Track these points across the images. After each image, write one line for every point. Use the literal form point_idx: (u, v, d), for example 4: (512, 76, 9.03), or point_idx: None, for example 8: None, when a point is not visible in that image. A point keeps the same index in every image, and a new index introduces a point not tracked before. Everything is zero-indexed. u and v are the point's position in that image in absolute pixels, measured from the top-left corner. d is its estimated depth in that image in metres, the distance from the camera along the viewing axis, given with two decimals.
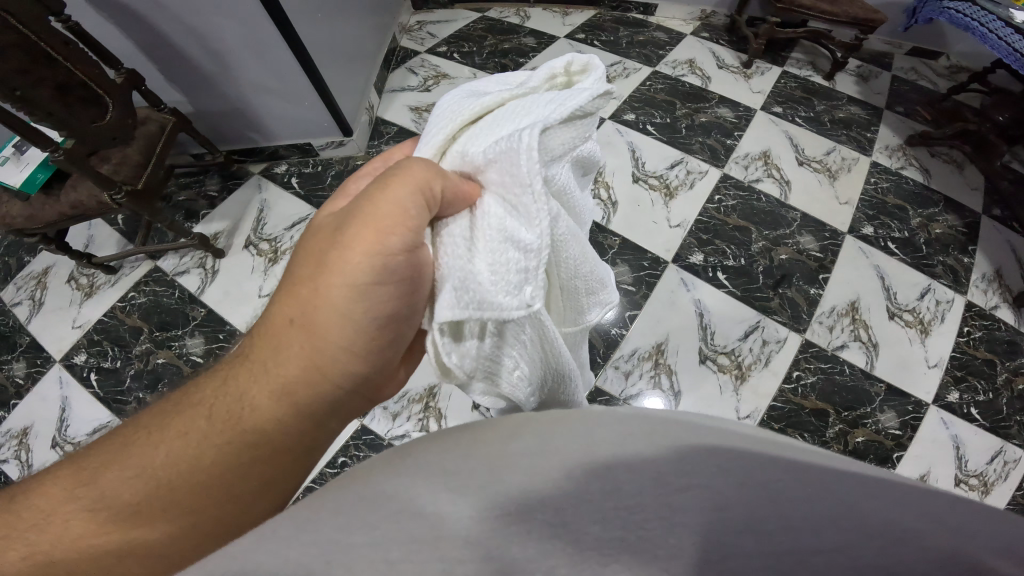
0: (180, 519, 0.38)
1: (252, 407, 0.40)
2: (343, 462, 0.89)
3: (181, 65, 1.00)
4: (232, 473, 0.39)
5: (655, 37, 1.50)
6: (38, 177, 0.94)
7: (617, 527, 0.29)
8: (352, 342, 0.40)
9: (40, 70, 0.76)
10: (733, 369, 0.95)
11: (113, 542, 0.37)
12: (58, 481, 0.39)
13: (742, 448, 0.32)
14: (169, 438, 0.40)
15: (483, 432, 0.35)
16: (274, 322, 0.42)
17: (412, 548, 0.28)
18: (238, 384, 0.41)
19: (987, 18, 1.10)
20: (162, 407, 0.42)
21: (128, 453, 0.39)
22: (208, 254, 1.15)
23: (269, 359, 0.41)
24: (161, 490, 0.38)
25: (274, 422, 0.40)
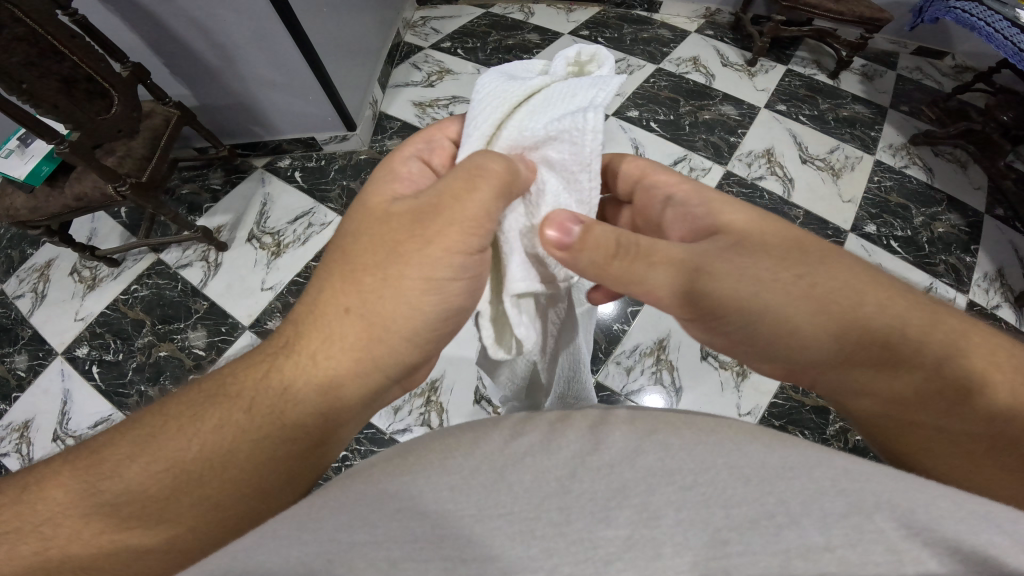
0: (210, 514, 0.38)
1: (296, 399, 0.41)
2: (344, 455, 0.90)
3: (185, 59, 1.00)
4: (270, 467, 0.39)
5: (659, 34, 1.49)
6: (42, 170, 0.93)
7: (624, 525, 0.28)
8: (403, 333, 0.43)
9: (46, 64, 0.77)
10: (734, 365, 0.96)
11: (143, 533, 0.37)
12: (86, 467, 0.39)
13: (745, 450, 0.32)
14: (205, 428, 0.40)
15: (488, 436, 0.35)
16: (327, 313, 0.43)
17: (415, 546, 0.27)
18: (282, 376, 0.42)
19: (993, 18, 1.10)
20: (193, 396, 0.42)
21: (160, 443, 0.39)
22: (212, 247, 1.15)
23: (318, 352, 0.42)
24: (194, 482, 0.38)
25: (317, 416, 0.41)
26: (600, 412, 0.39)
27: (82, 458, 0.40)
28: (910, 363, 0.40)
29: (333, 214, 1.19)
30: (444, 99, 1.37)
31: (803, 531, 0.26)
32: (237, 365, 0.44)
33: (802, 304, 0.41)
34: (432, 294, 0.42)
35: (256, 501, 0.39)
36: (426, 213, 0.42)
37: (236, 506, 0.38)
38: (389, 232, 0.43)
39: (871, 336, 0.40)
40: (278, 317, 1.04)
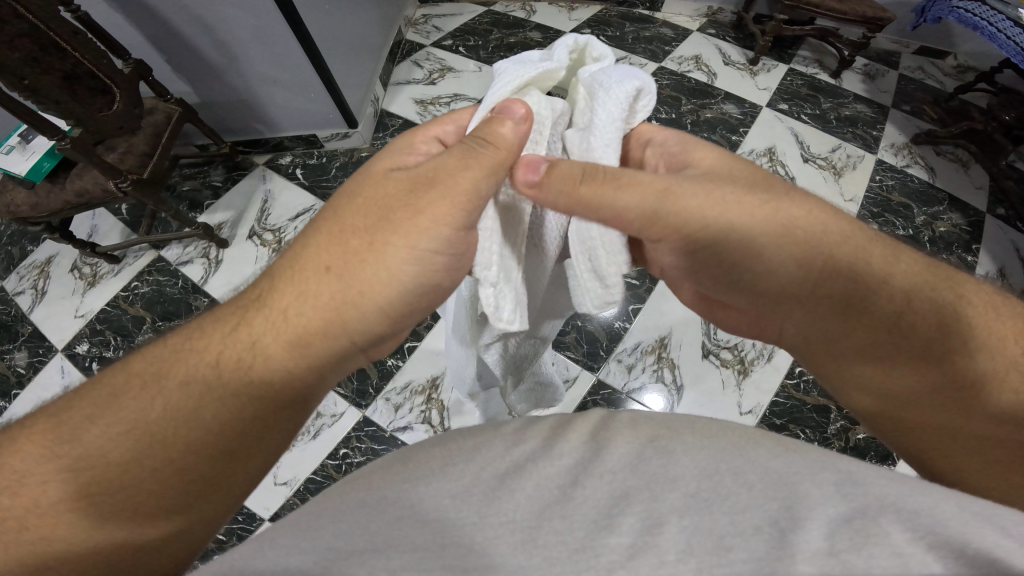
0: (172, 477, 0.37)
1: (264, 358, 0.41)
2: (345, 453, 0.90)
3: (187, 56, 1.00)
4: (237, 426, 0.39)
5: (661, 33, 1.49)
6: (43, 166, 0.93)
7: (627, 533, 0.28)
8: (378, 303, 0.43)
9: (49, 60, 0.76)
10: (735, 363, 0.96)
11: (97, 500, 0.35)
12: (44, 430, 0.37)
13: (749, 452, 0.32)
14: (170, 388, 0.39)
15: (489, 439, 0.35)
16: (300, 276, 0.43)
17: (416, 555, 0.27)
18: (250, 336, 0.41)
19: (996, 17, 1.10)
20: (158, 355, 0.41)
21: (124, 403, 0.38)
22: (212, 244, 1.15)
23: (287, 311, 0.42)
24: (160, 442, 0.37)
25: (286, 375, 0.41)
26: (603, 414, 0.39)
27: (39, 424, 0.38)
28: (879, 297, 0.42)
29: None
30: (446, 97, 1.36)
31: (805, 539, 0.26)
32: (203, 327, 0.43)
33: (773, 224, 0.43)
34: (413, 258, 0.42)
35: (221, 461, 0.38)
36: (418, 183, 0.43)
37: (202, 467, 0.38)
38: (370, 201, 0.44)
39: (838, 266, 0.43)
40: None
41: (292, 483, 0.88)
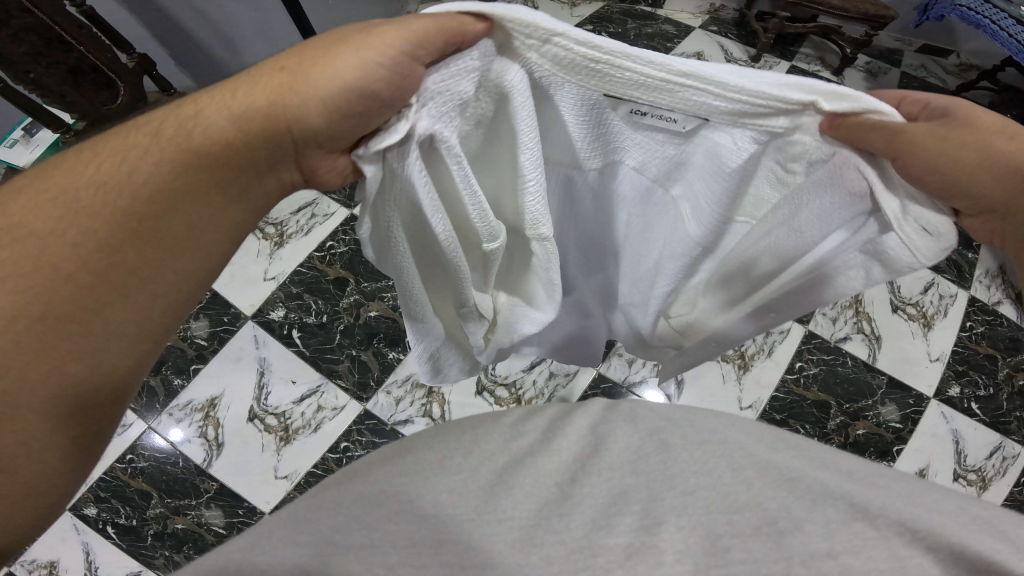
0: (110, 260, 0.36)
1: (145, 181, 0.36)
2: (346, 447, 0.91)
3: (189, 50, 0.99)
4: (101, 263, 0.35)
5: (663, 30, 1.47)
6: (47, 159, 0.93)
7: (625, 532, 0.28)
8: (323, 102, 0.36)
9: (54, 54, 0.77)
10: (736, 358, 0.95)
11: (44, 282, 0.34)
12: (34, 188, 0.37)
13: (748, 446, 0.33)
14: (67, 189, 0.36)
15: (488, 433, 0.36)
16: (214, 95, 0.38)
17: (413, 551, 0.27)
18: (146, 148, 0.37)
19: (999, 16, 1.10)
20: (114, 132, 0.39)
21: (22, 207, 0.36)
22: (269, 238, 1.05)
23: (188, 132, 0.37)
24: (35, 270, 0.34)
25: (171, 209, 0.37)
26: (601, 409, 0.39)
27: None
28: None
29: (337, 205, 1.08)
30: None
31: (799, 541, 0.27)
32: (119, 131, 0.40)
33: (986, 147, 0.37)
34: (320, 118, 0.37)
35: (73, 298, 0.35)
36: (357, 44, 0.36)
37: (56, 307, 0.34)
38: (304, 45, 0.38)
39: None
40: (281, 307, 1.00)
41: (292, 477, 0.89)
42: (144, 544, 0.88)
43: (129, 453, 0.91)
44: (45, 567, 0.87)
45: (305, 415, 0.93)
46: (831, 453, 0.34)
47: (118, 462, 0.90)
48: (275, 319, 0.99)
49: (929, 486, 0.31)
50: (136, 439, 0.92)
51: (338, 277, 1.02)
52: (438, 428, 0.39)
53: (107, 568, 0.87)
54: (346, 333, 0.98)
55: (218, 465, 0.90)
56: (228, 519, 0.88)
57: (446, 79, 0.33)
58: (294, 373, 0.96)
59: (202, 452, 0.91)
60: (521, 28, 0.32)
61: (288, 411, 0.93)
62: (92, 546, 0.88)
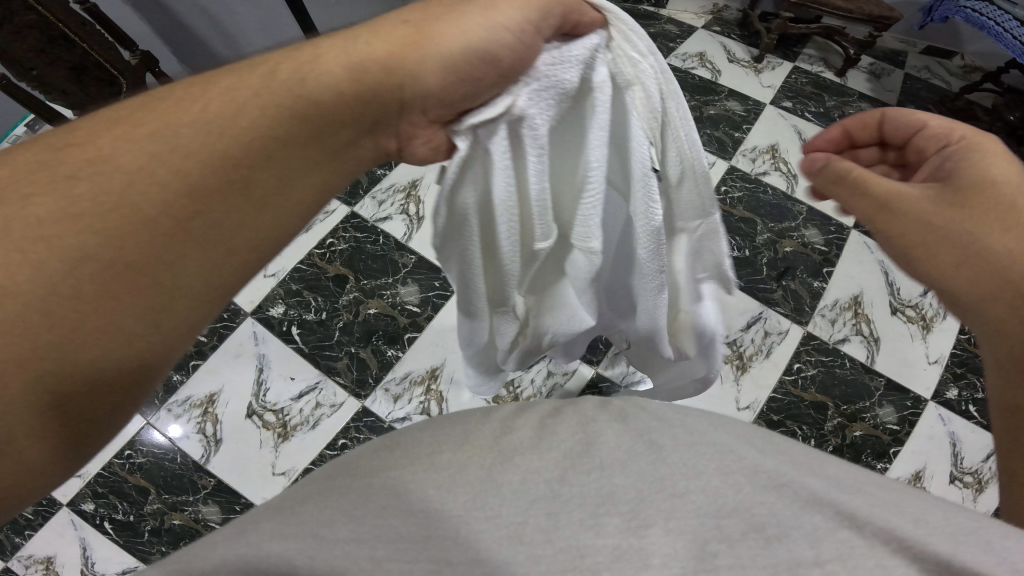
0: (199, 207, 0.32)
1: (250, 127, 0.33)
2: (343, 443, 0.91)
3: (191, 48, 0.99)
4: (189, 209, 0.31)
5: (666, 30, 1.47)
6: None
7: (613, 533, 0.28)
8: (446, 62, 0.37)
9: (56, 50, 0.77)
10: (734, 359, 0.95)
11: (120, 225, 0.29)
12: (103, 127, 0.32)
13: (736, 451, 0.33)
14: (161, 124, 0.32)
15: (479, 428, 0.36)
16: (331, 45, 0.37)
17: (398, 546, 0.27)
18: (254, 93, 0.34)
19: (1004, 18, 1.09)
20: (197, 80, 0.36)
21: (101, 139, 0.31)
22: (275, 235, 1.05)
23: (301, 78, 0.35)
24: (116, 209, 0.29)
25: (265, 162, 0.34)
26: (593, 406, 0.40)
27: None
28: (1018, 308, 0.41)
29: (338, 203, 1.09)
30: None
31: (786, 546, 0.27)
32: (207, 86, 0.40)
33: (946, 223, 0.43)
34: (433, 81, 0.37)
35: (154, 245, 0.30)
36: (475, 13, 0.37)
37: (134, 253, 0.29)
38: (423, 11, 0.39)
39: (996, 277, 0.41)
40: (281, 303, 1.00)
41: (290, 473, 0.90)
42: (141, 539, 0.88)
43: (128, 449, 0.92)
44: (41, 563, 0.88)
45: (303, 412, 0.93)
46: (817, 459, 0.34)
47: (116, 457, 0.91)
48: (275, 316, 0.99)
49: (917, 494, 0.31)
50: (135, 435, 0.92)
51: (338, 274, 1.03)
52: (430, 423, 0.39)
53: (103, 563, 0.87)
54: (345, 330, 0.98)
55: (216, 460, 0.91)
56: (225, 514, 0.89)
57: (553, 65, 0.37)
58: (293, 369, 0.96)
59: (200, 448, 0.92)
60: (625, 37, 0.38)
61: (287, 407, 0.94)
62: (89, 540, 0.88)
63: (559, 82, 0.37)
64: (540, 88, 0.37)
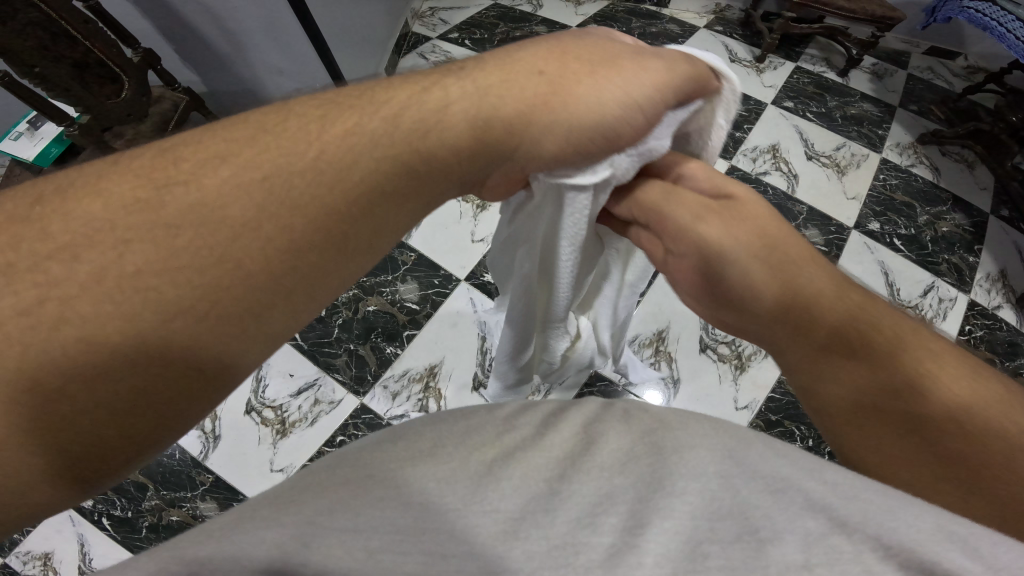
0: (289, 263, 0.29)
1: (361, 181, 0.31)
2: (342, 440, 0.91)
3: (193, 45, 0.99)
4: (288, 264, 0.29)
5: (668, 29, 1.46)
6: (51, 152, 0.93)
7: (608, 532, 0.28)
8: (575, 125, 0.34)
9: (59, 48, 0.77)
10: (733, 359, 0.96)
11: (209, 281, 0.27)
12: (206, 154, 0.30)
13: (753, 448, 0.31)
14: (270, 163, 0.29)
15: (480, 421, 0.34)
16: (463, 87, 0.34)
17: (392, 537, 0.27)
18: (369, 138, 0.31)
19: (1006, 18, 1.09)
20: (317, 106, 0.33)
21: (204, 171, 0.29)
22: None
23: (423, 132, 0.32)
24: (221, 260, 0.27)
25: (368, 219, 0.32)
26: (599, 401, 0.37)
27: (82, 176, 0.28)
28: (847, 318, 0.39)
29: None
30: None
31: (777, 549, 0.27)
32: None
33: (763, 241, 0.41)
34: (550, 149, 0.35)
35: (252, 301, 0.28)
36: (610, 71, 0.35)
37: (232, 308, 0.28)
38: (558, 50, 0.36)
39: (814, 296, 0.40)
40: None
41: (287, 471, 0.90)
42: (139, 536, 0.88)
43: None
44: (39, 559, 0.88)
45: (301, 409, 0.93)
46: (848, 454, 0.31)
47: None
48: None
49: None
50: None
51: None
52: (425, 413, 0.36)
53: (101, 560, 0.87)
54: (345, 327, 0.99)
55: (215, 457, 0.91)
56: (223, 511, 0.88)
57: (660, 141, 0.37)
58: (292, 366, 0.96)
59: (199, 444, 0.92)
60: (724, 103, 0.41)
61: (286, 404, 0.94)
62: (88, 537, 0.89)
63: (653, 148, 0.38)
64: (635, 160, 0.37)
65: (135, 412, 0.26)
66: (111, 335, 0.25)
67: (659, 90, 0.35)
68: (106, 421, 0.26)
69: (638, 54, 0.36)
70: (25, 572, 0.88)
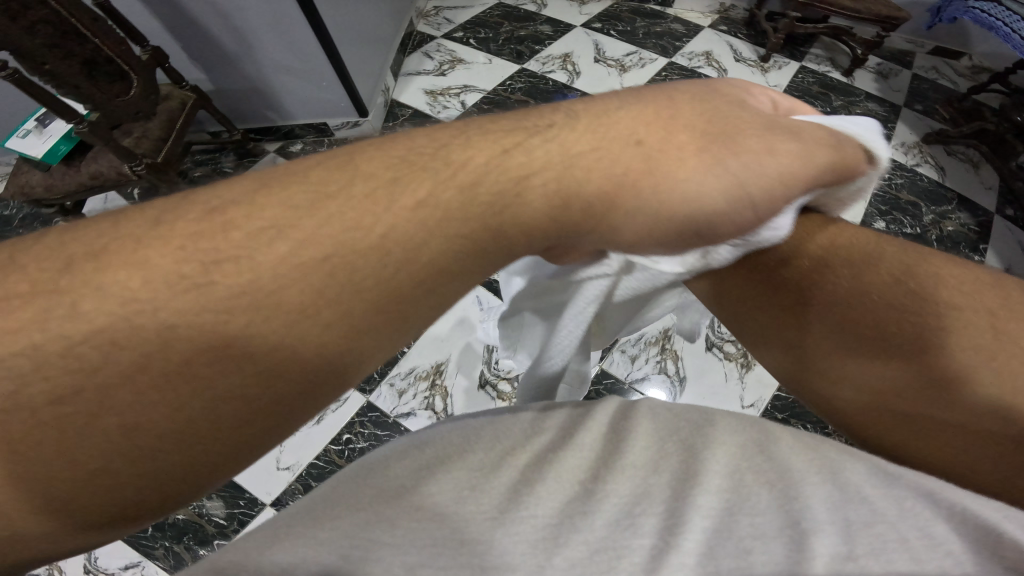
0: (344, 356, 0.23)
1: (429, 263, 0.25)
2: (348, 438, 0.91)
3: (201, 43, 0.99)
4: (336, 362, 0.23)
5: (672, 29, 1.46)
6: (60, 149, 0.92)
7: (649, 534, 0.28)
8: (683, 206, 0.29)
9: (69, 45, 0.77)
10: (739, 357, 0.96)
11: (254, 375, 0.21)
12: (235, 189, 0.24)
13: (771, 445, 0.32)
14: (333, 239, 0.23)
15: (506, 427, 0.35)
16: (550, 151, 0.28)
17: (433, 550, 0.26)
18: (447, 213, 0.25)
19: (1011, 17, 1.08)
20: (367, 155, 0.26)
21: (259, 242, 0.22)
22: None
23: (503, 209, 0.26)
24: (275, 351, 0.22)
25: (432, 297, 0.25)
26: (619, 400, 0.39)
27: (106, 228, 0.22)
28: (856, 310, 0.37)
29: None
30: (457, 87, 1.30)
31: (819, 545, 0.26)
32: None
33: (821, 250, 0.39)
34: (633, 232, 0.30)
35: (295, 398, 0.23)
36: (723, 152, 0.29)
37: (274, 403, 0.22)
38: (664, 115, 0.31)
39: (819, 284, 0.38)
40: None
41: (294, 470, 0.90)
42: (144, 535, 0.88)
43: None
44: None
45: None
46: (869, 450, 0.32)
47: None
48: None
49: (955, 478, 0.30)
50: None
51: None
52: (446, 421, 0.37)
53: (106, 559, 0.87)
54: None
55: None
56: (229, 510, 0.88)
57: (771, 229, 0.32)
58: None
59: None
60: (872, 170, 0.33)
61: None
62: None
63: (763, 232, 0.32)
64: (738, 248, 0.32)
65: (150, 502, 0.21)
66: (138, 429, 0.20)
67: (782, 178, 0.30)
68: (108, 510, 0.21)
69: (770, 130, 0.31)
70: None
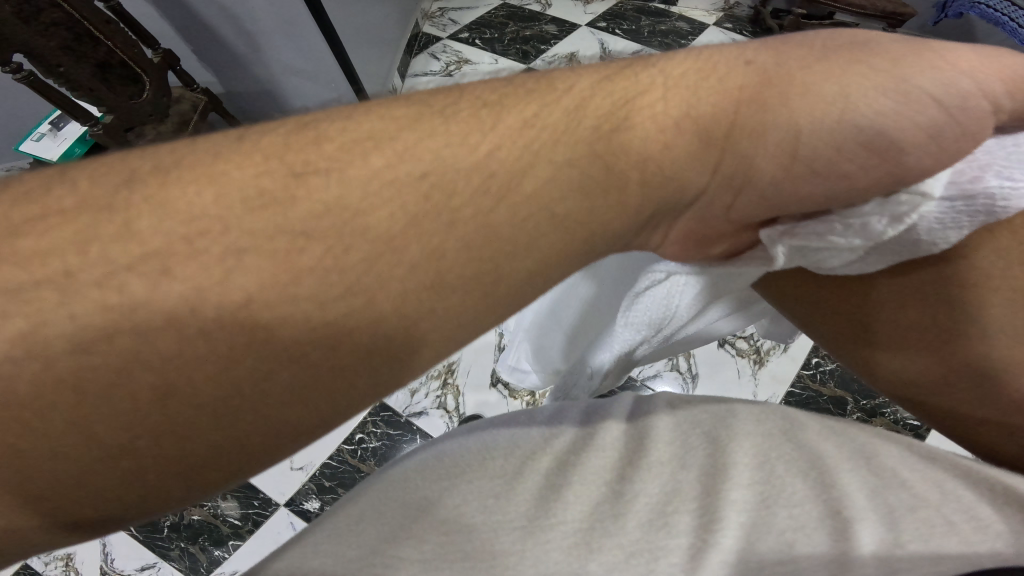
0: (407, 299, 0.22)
1: (530, 199, 0.24)
2: (361, 438, 0.92)
3: (211, 45, 1.00)
4: (416, 307, 0.22)
5: (677, 27, 1.45)
6: (74, 151, 0.93)
7: (683, 533, 0.31)
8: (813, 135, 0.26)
9: (82, 48, 0.78)
10: (751, 353, 0.95)
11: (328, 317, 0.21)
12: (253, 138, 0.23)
13: (799, 436, 0.34)
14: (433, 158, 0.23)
15: (526, 432, 0.36)
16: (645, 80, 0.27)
17: (465, 565, 0.28)
18: (552, 139, 0.25)
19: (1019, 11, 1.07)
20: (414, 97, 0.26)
21: (353, 154, 0.22)
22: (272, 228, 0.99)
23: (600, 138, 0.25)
24: (352, 290, 0.21)
25: (532, 247, 0.24)
26: (633, 395, 0.40)
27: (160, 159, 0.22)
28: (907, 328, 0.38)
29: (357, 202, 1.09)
30: None
31: (864, 543, 0.29)
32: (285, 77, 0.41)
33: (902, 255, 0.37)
34: (774, 169, 0.27)
35: (365, 359, 0.22)
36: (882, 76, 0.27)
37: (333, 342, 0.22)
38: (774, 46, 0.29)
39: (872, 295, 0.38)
40: None
41: (307, 469, 0.91)
42: (161, 535, 0.90)
43: None
44: (62, 559, 0.90)
45: None
46: (890, 440, 0.35)
47: None
48: None
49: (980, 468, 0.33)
50: None
51: None
52: (462, 428, 0.38)
53: (123, 560, 0.88)
54: None
55: None
56: (243, 510, 0.89)
57: (1002, 185, 0.30)
58: None
59: None
60: None
61: None
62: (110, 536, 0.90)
63: (970, 196, 0.30)
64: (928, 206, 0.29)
65: (216, 470, 0.21)
66: (200, 390, 0.20)
67: (961, 98, 0.27)
68: (177, 476, 0.21)
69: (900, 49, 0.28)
70: (47, 572, 0.89)
